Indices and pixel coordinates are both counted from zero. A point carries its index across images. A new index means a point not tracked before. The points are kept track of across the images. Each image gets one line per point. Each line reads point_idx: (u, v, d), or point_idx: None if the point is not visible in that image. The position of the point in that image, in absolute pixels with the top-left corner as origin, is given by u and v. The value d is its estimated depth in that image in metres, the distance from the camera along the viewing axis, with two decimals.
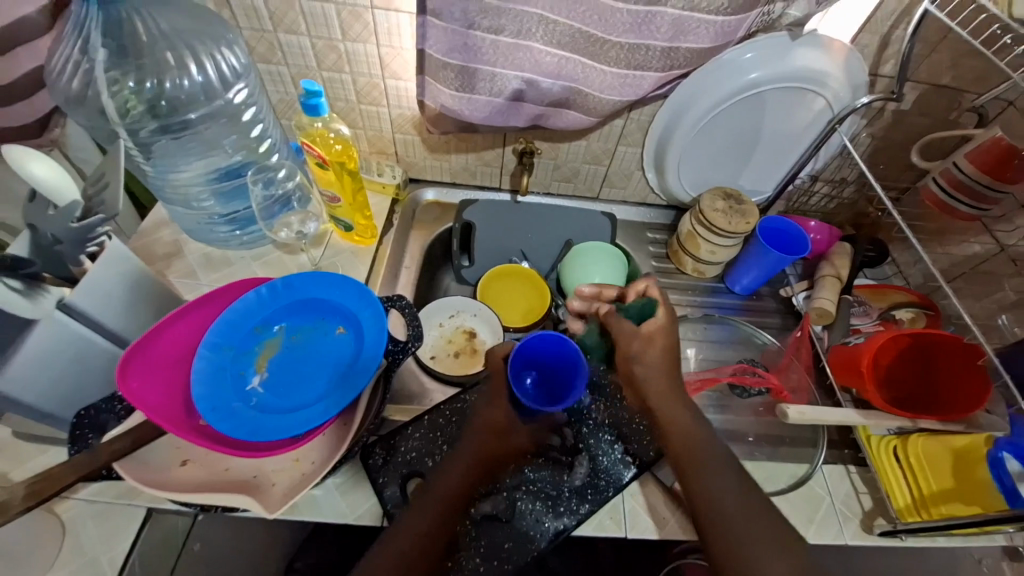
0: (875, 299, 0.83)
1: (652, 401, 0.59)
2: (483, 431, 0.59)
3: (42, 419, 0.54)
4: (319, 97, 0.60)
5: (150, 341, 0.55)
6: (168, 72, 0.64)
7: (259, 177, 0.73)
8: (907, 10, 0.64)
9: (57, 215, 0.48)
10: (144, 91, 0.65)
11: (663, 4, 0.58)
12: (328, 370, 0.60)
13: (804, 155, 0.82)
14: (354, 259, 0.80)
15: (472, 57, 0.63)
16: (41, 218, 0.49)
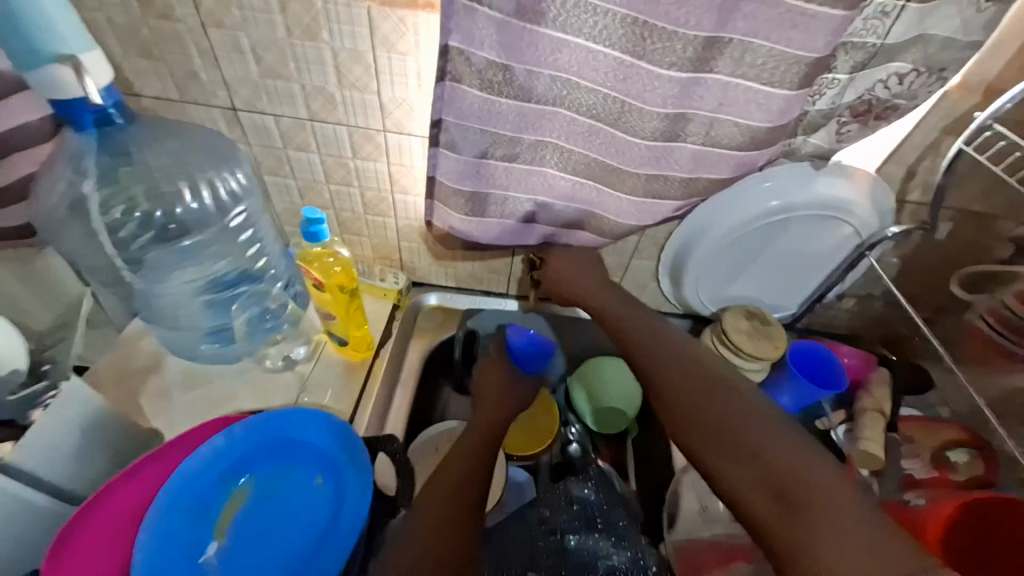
0: (924, 437, 0.73)
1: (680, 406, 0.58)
2: (459, 457, 0.61)
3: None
4: (320, 225, 0.58)
5: (98, 504, 0.50)
6: (163, 197, 0.61)
7: (250, 303, 0.69)
8: (934, 144, 0.64)
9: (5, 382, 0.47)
10: (135, 217, 0.61)
11: (683, 140, 0.58)
12: (298, 534, 0.54)
13: (831, 276, 0.78)
14: (347, 377, 0.73)
15: (484, 184, 0.61)
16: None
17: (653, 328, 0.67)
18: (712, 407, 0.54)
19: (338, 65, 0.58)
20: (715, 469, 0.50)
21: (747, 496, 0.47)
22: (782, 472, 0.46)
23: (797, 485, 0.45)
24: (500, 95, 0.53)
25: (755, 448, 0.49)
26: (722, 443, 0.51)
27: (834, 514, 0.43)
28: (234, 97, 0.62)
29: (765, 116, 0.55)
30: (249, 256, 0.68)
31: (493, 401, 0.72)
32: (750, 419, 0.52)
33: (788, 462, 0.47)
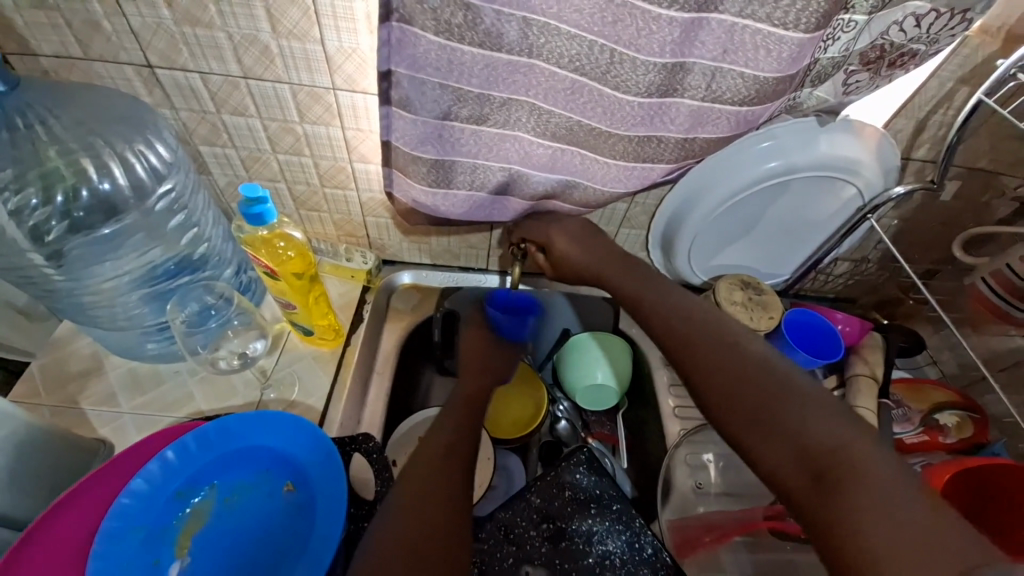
0: (914, 399, 0.72)
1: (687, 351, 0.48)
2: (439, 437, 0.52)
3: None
4: (265, 204, 0.49)
5: (34, 537, 0.43)
6: (61, 178, 0.53)
7: (188, 296, 0.61)
8: (948, 95, 0.58)
9: None
10: (42, 205, 0.53)
11: (680, 94, 0.50)
12: (271, 546, 0.49)
13: (829, 241, 0.73)
14: (316, 369, 0.67)
15: (448, 150, 0.53)
16: None
17: (659, 285, 0.57)
18: (732, 365, 0.43)
19: (269, 8, 0.48)
20: (736, 439, 0.40)
21: (776, 469, 0.37)
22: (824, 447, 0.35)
23: (850, 464, 0.34)
24: (460, 40, 0.44)
25: (789, 415, 0.38)
26: (741, 411, 0.40)
27: (884, 489, 0.32)
28: (147, 50, 0.51)
29: (774, 65, 0.48)
30: (185, 245, 0.62)
31: (475, 364, 0.66)
32: (779, 378, 0.41)
33: (831, 432, 0.36)
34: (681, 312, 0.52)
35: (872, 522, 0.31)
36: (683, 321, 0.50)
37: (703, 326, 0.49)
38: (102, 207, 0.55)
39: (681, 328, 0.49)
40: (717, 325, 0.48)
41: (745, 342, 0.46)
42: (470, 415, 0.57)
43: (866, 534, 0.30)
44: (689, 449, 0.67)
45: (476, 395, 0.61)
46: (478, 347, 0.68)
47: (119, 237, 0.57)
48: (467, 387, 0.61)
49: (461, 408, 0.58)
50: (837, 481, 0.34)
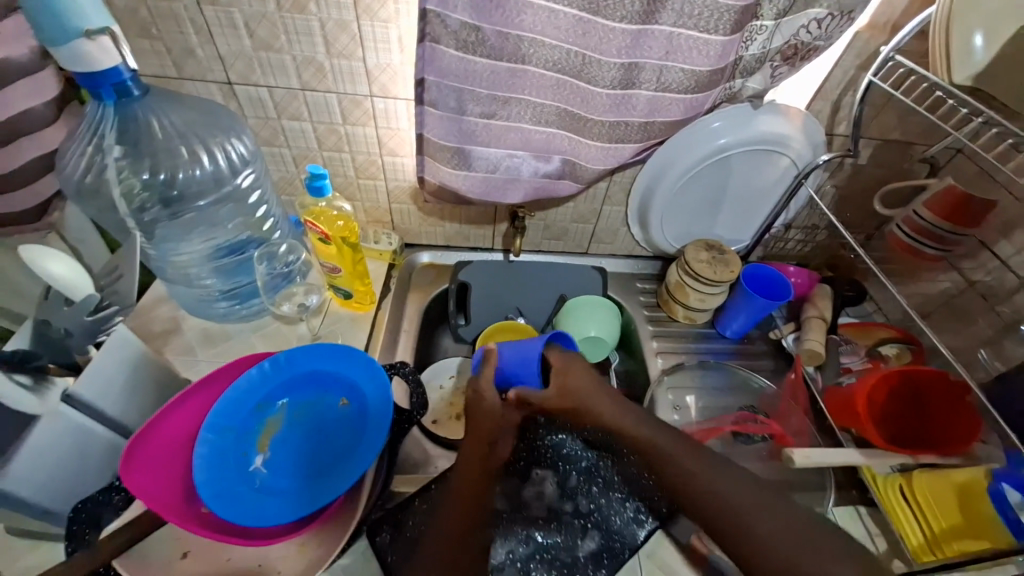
0: (861, 337, 0.84)
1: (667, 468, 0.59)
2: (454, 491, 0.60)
3: (41, 516, 0.54)
4: (323, 179, 0.65)
5: (155, 427, 0.58)
6: (181, 163, 0.68)
7: (263, 255, 0.75)
8: (852, 80, 0.74)
9: (73, 312, 0.53)
10: (156, 182, 0.68)
11: (638, 87, 0.65)
12: (330, 444, 0.62)
13: (777, 206, 0.87)
14: (353, 327, 0.80)
15: (467, 139, 0.68)
16: (56, 314, 0.53)
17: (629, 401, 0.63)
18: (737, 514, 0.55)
19: (325, 35, 0.64)
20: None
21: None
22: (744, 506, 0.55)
23: (754, 497, 0.56)
24: (473, 54, 0.59)
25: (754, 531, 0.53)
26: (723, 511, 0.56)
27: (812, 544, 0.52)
28: (229, 71, 0.68)
29: (706, 60, 0.63)
30: (258, 218, 0.76)
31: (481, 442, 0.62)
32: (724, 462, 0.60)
33: (746, 495, 0.56)
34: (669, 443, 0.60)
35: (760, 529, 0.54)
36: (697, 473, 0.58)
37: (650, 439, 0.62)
38: (211, 180, 0.70)
39: (667, 446, 0.60)
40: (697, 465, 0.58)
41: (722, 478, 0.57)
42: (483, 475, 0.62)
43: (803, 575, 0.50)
44: (673, 389, 0.84)
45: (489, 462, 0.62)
46: (486, 432, 0.63)
47: (211, 208, 0.73)
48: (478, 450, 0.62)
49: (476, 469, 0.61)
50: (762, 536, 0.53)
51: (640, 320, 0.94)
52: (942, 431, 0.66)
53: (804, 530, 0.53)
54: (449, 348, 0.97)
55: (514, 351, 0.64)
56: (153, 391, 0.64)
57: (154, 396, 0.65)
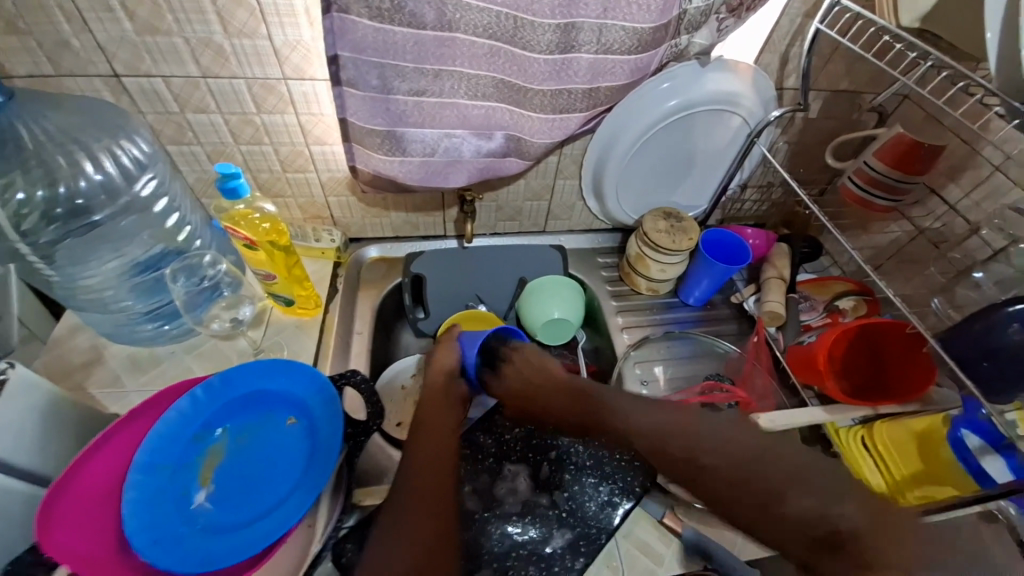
0: (819, 293, 0.85)
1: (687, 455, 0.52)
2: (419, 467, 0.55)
3: None
4: (237, 178, 0.58)
5: (74, 474, 0.52)
6: (62, 172, 0.60)
7: (181, 269, 0.69)
8: (799, 29, 0.71)
9: None
10: (36, 199, 0.60)
11: (578, 50, 0.60)
12: (282, 468, 0.58)
13: (731, 168, 0.85)
14: (301, 334, 0.75)
15: (397, 121, 0.61)
16: None
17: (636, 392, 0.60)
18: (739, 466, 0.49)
19: (219, 11, 0.56)
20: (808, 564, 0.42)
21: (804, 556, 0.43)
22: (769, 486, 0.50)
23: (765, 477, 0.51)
24: (391, 22, 0.53)
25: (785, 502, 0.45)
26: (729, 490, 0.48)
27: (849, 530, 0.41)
28: (113, 62, 0.58)
29: (648, 16, 0.58)
30: (170, 227, 0.69)
31: (440, 416, 0.62)
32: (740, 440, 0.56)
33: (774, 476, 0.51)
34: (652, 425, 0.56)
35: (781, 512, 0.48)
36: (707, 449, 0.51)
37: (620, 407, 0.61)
38: (104, 191, 0.63)
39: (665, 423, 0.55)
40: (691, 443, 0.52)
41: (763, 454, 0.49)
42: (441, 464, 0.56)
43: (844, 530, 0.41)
44: (642, 362, 0.83)
45: (447, 427, 0.61)
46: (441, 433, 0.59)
47: (108, 223, 0.65)
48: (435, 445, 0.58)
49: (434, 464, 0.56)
50: (784, 509, 0.45)
51: (604, 296, 0.92)
52: (898, 381, 0.67)
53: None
54: (410, 343, 0.92)
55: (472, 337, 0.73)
56: (75, 433, 0.58)
57: (77, 439, 0.58)
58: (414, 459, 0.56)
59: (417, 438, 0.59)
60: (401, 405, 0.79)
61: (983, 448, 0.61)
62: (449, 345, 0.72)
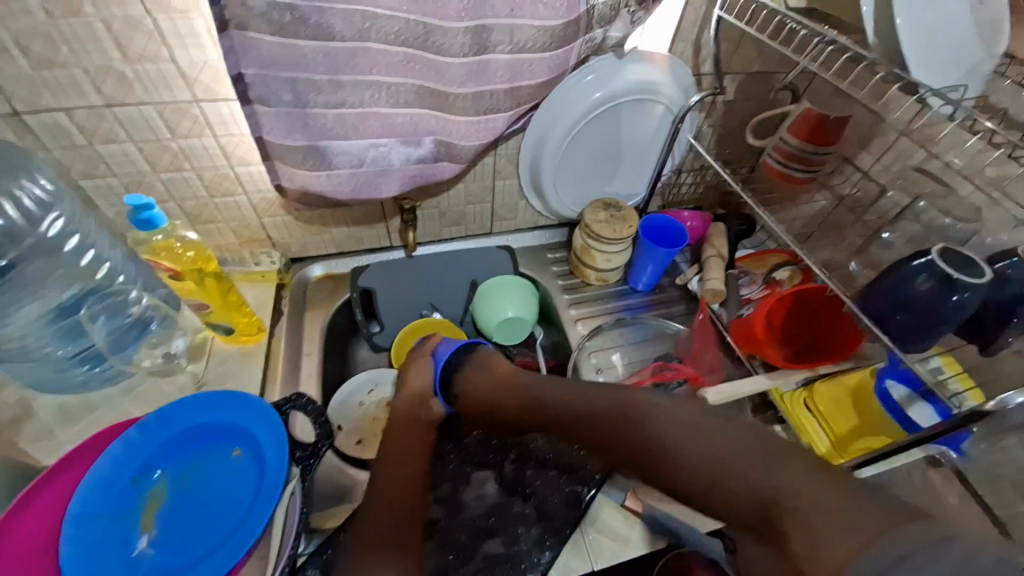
0: (757, 266, 0.89)
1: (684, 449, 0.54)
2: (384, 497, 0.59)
3: None
4: (151, 209, 0.57)
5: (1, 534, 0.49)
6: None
7: (100, 311, 0.65)
8: (705, 17, 0.74)
9: None
10: None
11: (493, 51, 0.60)
12: (230, 503, 0.56)
13: (661, 154, 0.88)
14: (246, 363, 0.73)
15: (317, 135, 0.60)
16: None
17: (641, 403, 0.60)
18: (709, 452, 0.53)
19: (116, 38, 0.54)
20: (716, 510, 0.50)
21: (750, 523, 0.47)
22: (742, 473, 0.49)
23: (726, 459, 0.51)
24: (296, 36, 0.52)
25: (735, 472, 0.50)
26: (755, 468, 0.49)
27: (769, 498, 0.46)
28: (9, 100, 0.56)
29: (555, 13, 0.59)
30: (85, 266, 0.65)
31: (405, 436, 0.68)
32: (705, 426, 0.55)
33: (742, 457, 0.51)
34: (687, 431, 0.55)
35: (734, 481, 0.49)
36: (721, 459, 0.51)
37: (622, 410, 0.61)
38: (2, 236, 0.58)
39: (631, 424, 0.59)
40: (716, 454, 0.52)
41: (741, 461, 0.50)
42: (410, 488, 0.62)
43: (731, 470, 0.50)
44: (597, 352, 0.84)
45: (410, 451, 0.66)
46: (405, 459, 0.65)
47: (15, 269, 0.60)
48: (399, 473, 0.62)
49: (400, 490, 0.61)
50: (750, 483, 0.48)
51: (556, 291, 0.93)
52: (831, 345, 0.71)
53: (795, 472, 0.47)
54: (367, 359, 0.91)
55: (447, 347, 0.74)
56: (4, 493, 0.55)
57: (6, 498, 0.55)
58: (378, 486, 0.60)
59: (385, 459, 0.64)
60: (361, 423, 0.78)
61: (907, 398, 0.66)
62: (425, 364, 0.73)
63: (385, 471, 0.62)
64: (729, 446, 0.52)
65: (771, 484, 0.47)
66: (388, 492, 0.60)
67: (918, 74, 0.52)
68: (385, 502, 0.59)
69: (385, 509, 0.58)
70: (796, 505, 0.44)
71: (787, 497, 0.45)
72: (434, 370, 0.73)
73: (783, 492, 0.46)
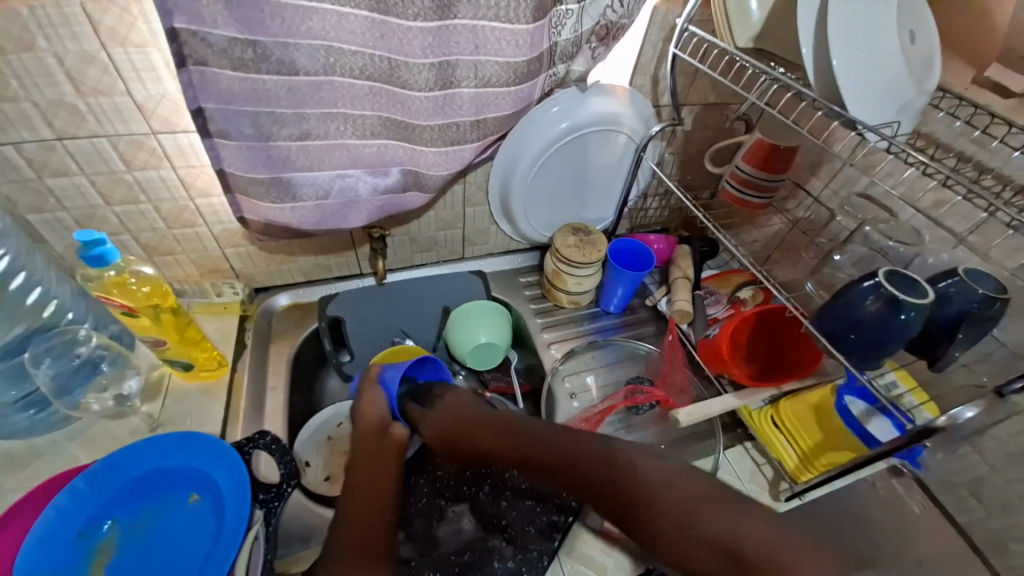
0: (722, 287, 0.92)
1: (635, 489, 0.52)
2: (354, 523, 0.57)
3: None
4: (103, 245, 0.55)
5: None
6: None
7: (46, 352, 0.62)
8: (662, 53, 0.77)
9: None
10: None
11: (458, 86, 0.61)
12: (189, 553, 0.52)
13: (626, 181, 0.91)
14: (206, 400, 0.70)
15: (281, 168, 0.60)
16: None
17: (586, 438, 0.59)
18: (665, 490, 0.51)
19: (67, 71, 0.52)
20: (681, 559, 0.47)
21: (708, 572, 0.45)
22: (719, 524, 0.46)
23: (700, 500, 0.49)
24: (258, 72, 0.51)
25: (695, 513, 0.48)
26: (706, 509, 0.48)
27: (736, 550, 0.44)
28: None
29: (519, 51, 0.60)
30: (30, 305, 0.62)
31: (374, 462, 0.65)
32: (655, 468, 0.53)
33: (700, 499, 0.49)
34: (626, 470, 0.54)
35: (704, 527, 0.46)
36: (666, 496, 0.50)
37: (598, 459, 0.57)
38: None
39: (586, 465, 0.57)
40: (671, 494, 0.50)
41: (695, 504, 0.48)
42: (380, 518, 0.59)
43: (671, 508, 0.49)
44: (570, 375, 0.85)
45: (384, 479, 0.63)
46: (368, 485, 0.62)
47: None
48: (374, 497, 0.61)
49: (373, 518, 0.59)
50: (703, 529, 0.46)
51: (529, 315, 0.93)
52: (794, 362, 0.74)
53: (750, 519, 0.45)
54: (337, 389, 0.89)
55: (394, 373, 0.72)
56: None
57: None
58: (350, 512, 0.59)
59: (353, 491, 0.61)
60: (328, 458, 0.75)
61: (866, 413, 0.68)
62: (375, 391, 0.71)
63: (355, 500, 0.60)
64: (718, 495, 0.49)
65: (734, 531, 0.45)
66: (358, 523, 0.58)
67: (856, 110, 0.56)
68: (357, 528, 0.57)
69: (359, 534, 0.57)
70: (763, 554, 0.42)
71: (745, 546, 0.43)
72: (387, 397, 0.71)
73: (740, 540, 0.44)
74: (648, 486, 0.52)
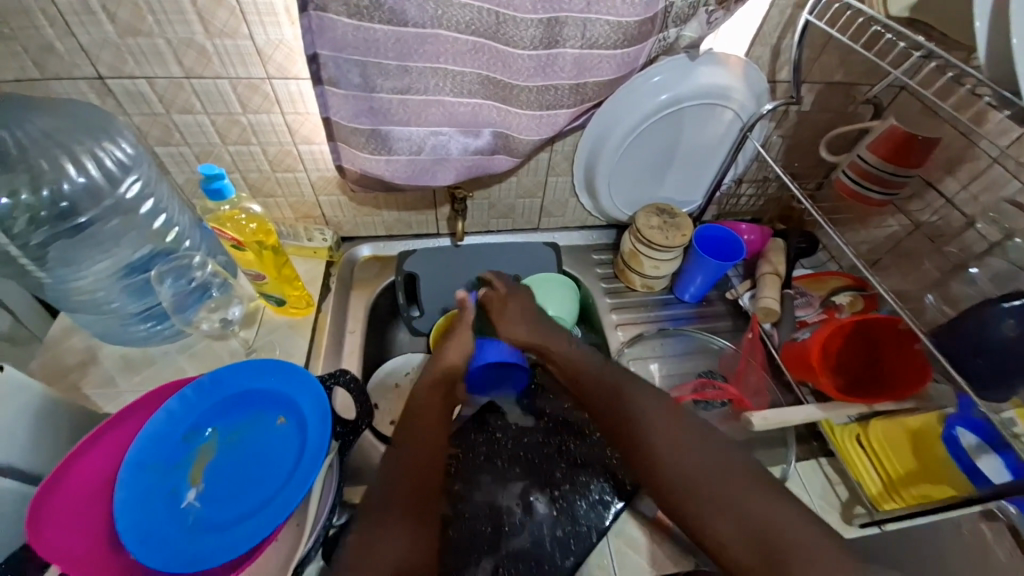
0: (814, 288, 0.83)
1: (675, 453, 0.56)
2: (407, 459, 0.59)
3: None
4: (221, 180, 0.59)
5: (67, 471, 0.53)
6: (45, 176, 0.61)
7: (168, 271, 0.68)
8: (790, 20, 0.69)
9: None
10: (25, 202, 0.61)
11: (562, 46, 0.59)
12: (272, 467, 0.57)
13: (725, 162, 0.84)
14: (293, 334, 0.75)
15: (382, 120, 0.61)
16: None
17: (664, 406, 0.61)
18: (712, 466, 0.54)
19: (199, 11, 0.55)
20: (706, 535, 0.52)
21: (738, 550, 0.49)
22: (759, 512, 0.50)
23: (740, 479, 0.53)
24: (371, 20, 0.52)
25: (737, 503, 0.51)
26: (752, 491, 0.52)
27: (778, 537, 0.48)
28: (97, 64, 0.59)
29: (633, 10, 0.57)
30: (157, 228, 0.69)
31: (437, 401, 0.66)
32: (709, 438, 0.57)
33: (741, 483, 0.53)
34: (686, 449, 0.56)
35: (747, 511, 0.50)
36: (699, 472, 0.54)
37: (617, 384, 0.66)
38: (85, 196, 0.64)
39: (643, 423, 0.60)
40: (732, 476, 0.53)
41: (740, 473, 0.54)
42: (434, 450, 0.61)
43: (689, 474, 0.54)
44: (635, 360, 0.82)
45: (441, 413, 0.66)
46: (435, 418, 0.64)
47: (95, 225, 0.65)
48: (430, 435, 0.62)
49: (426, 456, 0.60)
50: (740, 512, 0.51)
51: (599, 293, 0.91)
52: (893, 381, 0.66)
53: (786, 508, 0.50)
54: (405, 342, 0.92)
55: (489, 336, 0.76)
56: (69, 434, 0.59)
57: (72, 438, 0.59)
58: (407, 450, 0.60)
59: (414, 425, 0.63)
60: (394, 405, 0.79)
61: (977, 447, 0.61)
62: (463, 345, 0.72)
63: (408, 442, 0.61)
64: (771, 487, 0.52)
65: (768, 521, 0.49)
66: (415, 462, 0.59)
67: None
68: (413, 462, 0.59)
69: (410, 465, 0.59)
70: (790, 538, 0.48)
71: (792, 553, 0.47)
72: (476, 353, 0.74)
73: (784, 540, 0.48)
74: (672, 450, 0.57)
